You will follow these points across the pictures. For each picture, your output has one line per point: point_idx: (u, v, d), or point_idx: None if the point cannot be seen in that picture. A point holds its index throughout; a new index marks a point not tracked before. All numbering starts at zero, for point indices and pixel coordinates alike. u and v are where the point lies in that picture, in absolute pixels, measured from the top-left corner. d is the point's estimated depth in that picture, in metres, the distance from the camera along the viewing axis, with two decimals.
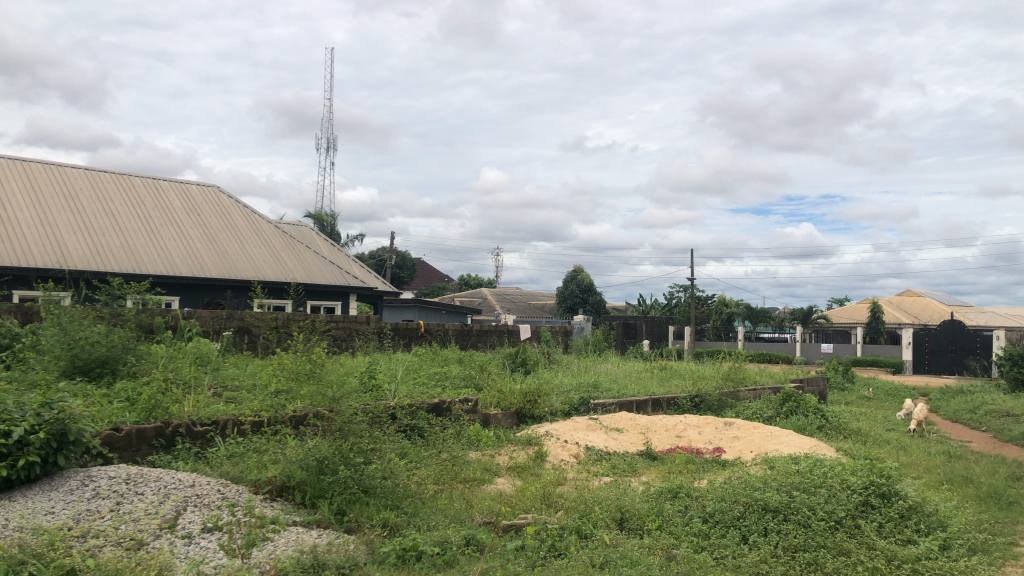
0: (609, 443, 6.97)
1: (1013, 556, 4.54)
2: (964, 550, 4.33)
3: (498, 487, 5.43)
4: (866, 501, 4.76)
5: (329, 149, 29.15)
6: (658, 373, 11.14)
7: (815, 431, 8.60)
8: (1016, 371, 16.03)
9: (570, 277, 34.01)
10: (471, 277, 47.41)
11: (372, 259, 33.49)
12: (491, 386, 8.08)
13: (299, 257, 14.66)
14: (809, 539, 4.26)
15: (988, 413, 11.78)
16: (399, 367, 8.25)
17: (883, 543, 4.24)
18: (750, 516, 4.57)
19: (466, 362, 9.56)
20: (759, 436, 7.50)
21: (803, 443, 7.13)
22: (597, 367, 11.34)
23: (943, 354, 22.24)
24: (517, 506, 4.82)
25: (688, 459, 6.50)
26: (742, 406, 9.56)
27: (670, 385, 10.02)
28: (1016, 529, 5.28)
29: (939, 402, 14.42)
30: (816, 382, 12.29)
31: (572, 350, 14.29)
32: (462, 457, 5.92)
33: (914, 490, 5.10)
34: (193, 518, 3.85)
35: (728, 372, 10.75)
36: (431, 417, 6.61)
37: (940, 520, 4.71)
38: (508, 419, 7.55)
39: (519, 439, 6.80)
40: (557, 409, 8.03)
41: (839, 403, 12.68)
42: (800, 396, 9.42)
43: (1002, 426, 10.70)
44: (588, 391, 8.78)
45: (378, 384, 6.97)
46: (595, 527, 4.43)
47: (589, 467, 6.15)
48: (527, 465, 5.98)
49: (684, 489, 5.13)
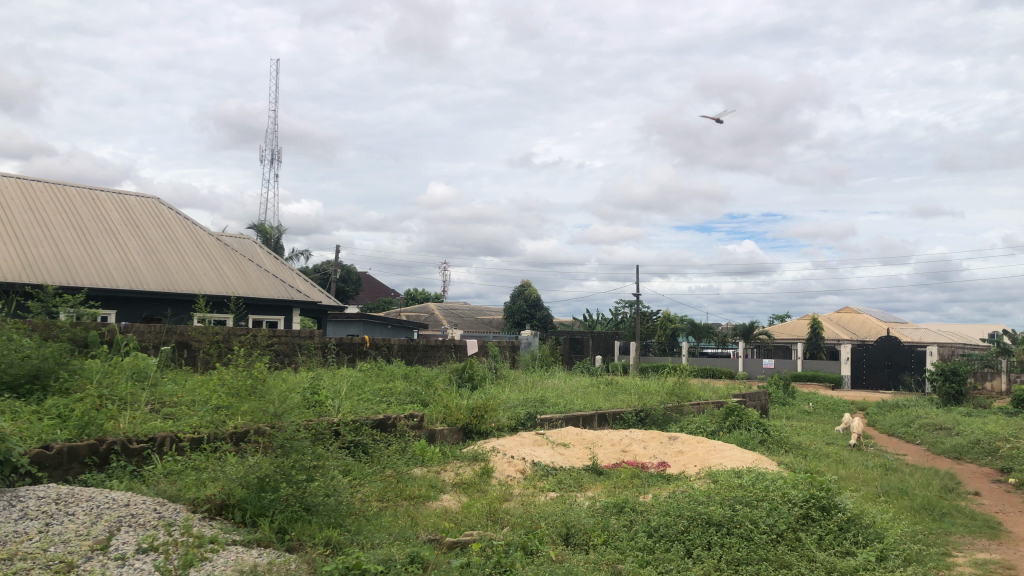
0: (555, 458, 6.98)
1: (946, 566, 4.66)
2: (900, 561, 4.44)
3: (444, 504, 5.39)
4: (806, 513, 4.85)
5: (273, 162, 28.98)
6: (604, 388, 11.21)
7: (756, 445, 8.74)
8: (949, 387, 16.53)
9: (517, 292, 34.11)
10: (419, 293, 47.21)
11: (318, 272, 33.15)
12: (437, 401, 8.02)
13: (241, 271, 14.41)
14: (751, 552, 4.31)
15: (922, 427, 12.13)
16: (344, 382, 8.14)
17: (823, 555, 4.32)
18: (694, 530, 4.61)
19: (412, 377, 9.48)
20: (703, 451, 7.60)
21: (746, 457, 7.23)
22: (544, 382, 11.37)
23: (879, 370, 22.85)
24: (462, 523, 4.79)
25: (633, 474, 6.54)
26: (686, 420, 9.68)
27: (616, 400, 10.09)
28: (949, 539, 5.44)
29: (876, 416, 14.81)
30: (757, 397, 12.52)
31: (520, 365, 14.29)
32: (407, 474, 5.86)
33: (852, 502, 5.22)
34: (127, 539, 3.72)
35: (673, 387, 10.88)
36: (375, 433, 6.53)
37: (877, 531, 4.82)
38: (454, 435, 7.51)
39: (465, 455, 6.77)
40: (503, 424, 8.01)
41: (780, 417, 12.92)
42: (742, 410, 9.58)
43: (935, 439, 11.02)
44: (535, 406, 8.78)
45: (322, 400, 6.87)
46: (540, 543, 4.42)
47: (535, 482, 6.15)
48: (474, 482, 5.94)
49: (630, 503, 5.16)
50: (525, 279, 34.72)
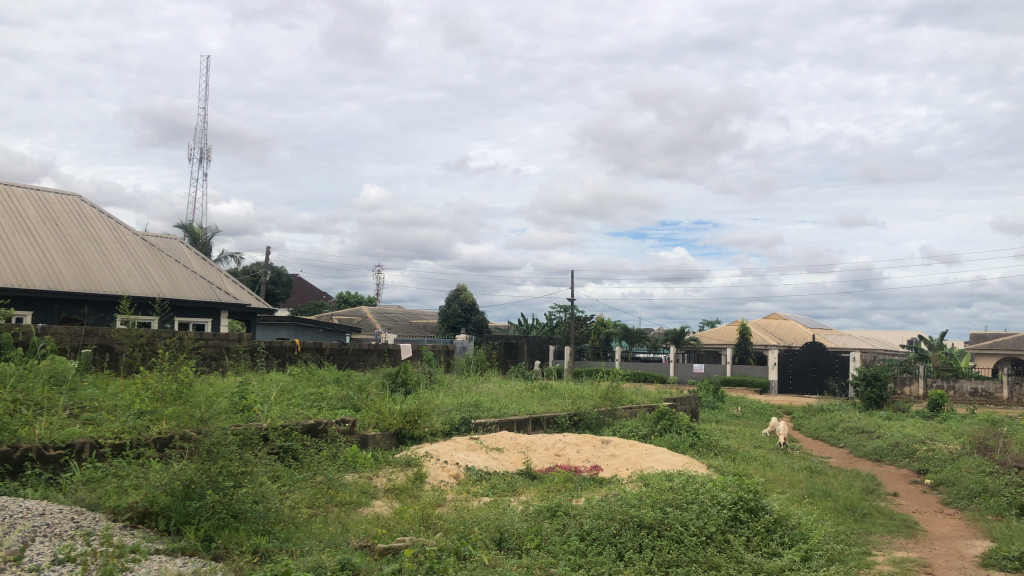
0: (489, 463, 6.98)
1: (866, 564, 4.83)
2: (823, 561, 4.57)
3: (376, 510, 5.32)
4: (735, 515, 4.95)
5: (202, 161, 28.37)
6: (539, 392, 11.26)
7: (687, 449, 8.90)
8: (871, 391, 17.09)
9: (452, 296, 34.03)
10: (351, 295, 46.71)
11: (247, 274, 32.46)
12: (370, 406, 7.93)
13: (167, 271, 14.01)
14: (681, 554, 4.38)
15: (845, 430, 12.53)
16: (274, 387, 7.98)
17: (750, 556, 4.42)
18: (626, 533, 4.66)
19: (344, 382, 9.37)
20: (636, 454, 7.69)
21: (677, 460, 7.35)
22: (478, 387, 11.35)
23: (805, 374, 23.49)
24: (394, 529, 4.74)
25: (566, 478, 6.57)
26: (619, 424, 9.78)
27: (549, 404, 10.16)
28: (869, 538, 5.63)
29: (802, 419, 15.24)
30: (688, 401, 12.75)
31: (454, 369, 14.26)
32: (339, 480, 5.77)
33: (778, 504, 5.36)
34: (42, 550, 3.57)
35: (606, 391, 11.00)
36: (306, 438, 6.42)
37: (802, 532, 4.96)
38: (387, 440, 7.43)
39: (397, 460, 6.70)
40: (437, 429, 7.96)
41: (709, 420, 13.19)
42: (673, 414, 9.74)
43: (858, 442, 11.38)
44: (470, 411, 8.75)
45: (249, 405, 6.71)
46: (473, 548, 4.41)
47: (469, 487, 6.13)
48: (407, 487, 5.89)
49: (563, 507, 5.19)
50: (460, 283, 34.64)
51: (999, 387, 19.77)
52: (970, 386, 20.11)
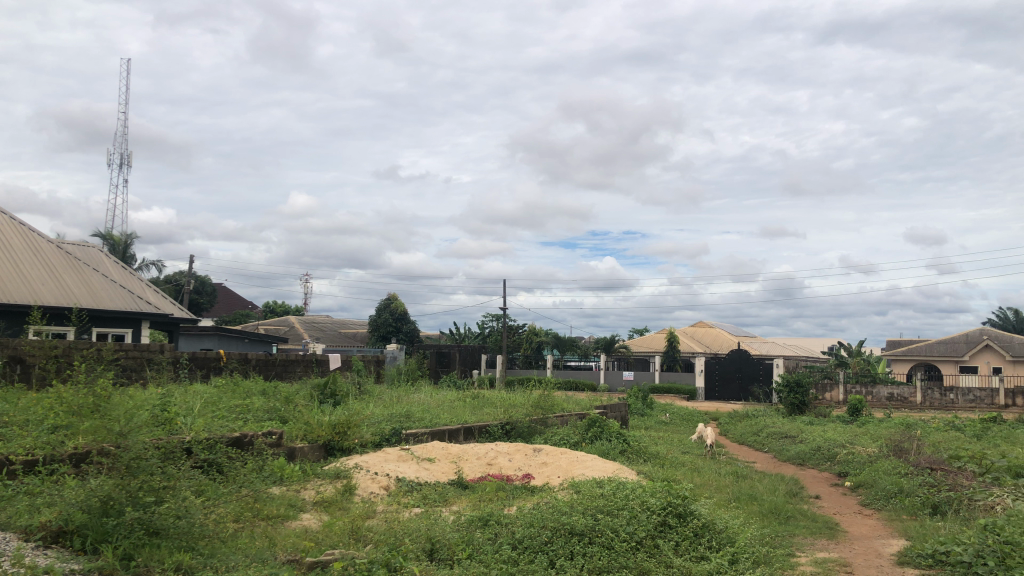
0: (420, 473, 6.92)
1: (790, 565, 4.95)
2: (749, 563, 4.68)
3: (304, 523, 5.22)
4: (664, 521, 5.04)
5: (122, 165, 27.55)
6: (471, 401, 11.24)
7: (617, 455, 9.00)
8: (794, 397, 17.58)
9: (382, 305, 33.72)
10: (278, 304, 45.82)
11: (170, 283, 31.52)
12: (298, 418, 7.78)
13: (83, 281, 13.53)
14: (612, 560, 4.43)
15: (770, 435, 12.86)
16: (196, 399, 7.76)
17: (679, 561, 4.49)
18: (557, 540, 4.68)
19: (270, 393, 9.16)
20: (567, 462, 7.75)
21: (607, 467, 7.44)
22: (409, 396, 11.25)
23: (731, 382, 24.03)
24: (323, 542, 4.65)
25: (498, 486, 6.57)
26: (550, 432, 9.83)
27: (481, 413, 10.14)
28: (792, 540, 5.78)
29: (729, 425, 15.58)
30: (618, 408, 12.90)
31: (385, 379, 14.12)
32: (265, 494, 5.62)
33: (706, 508, 5.46)
34: None
35: (538, 399, 11.06)
36: (230, 451, 6.27)
37: (729, 536, 5.07)
38: (316, 452, 7.29)
39: (326, 472, 6.58)
40: (367, 440, 7.85)
41: (639, 427, 13.36)
42: (603, 421, 9.86)
43: (782, 446, 11.70)
44: (401, 421, 8.68)
45: (171, 417, 6.51)
46: (404, 560, 4.35)
47: (400, 498, 6.07)
48: (336, 499, 5.80)
49: (494, 516, 5.19)
50: (391, 292, 34.35)
51: (913, 392, 20.60)
52: (887, 391, 20.89)
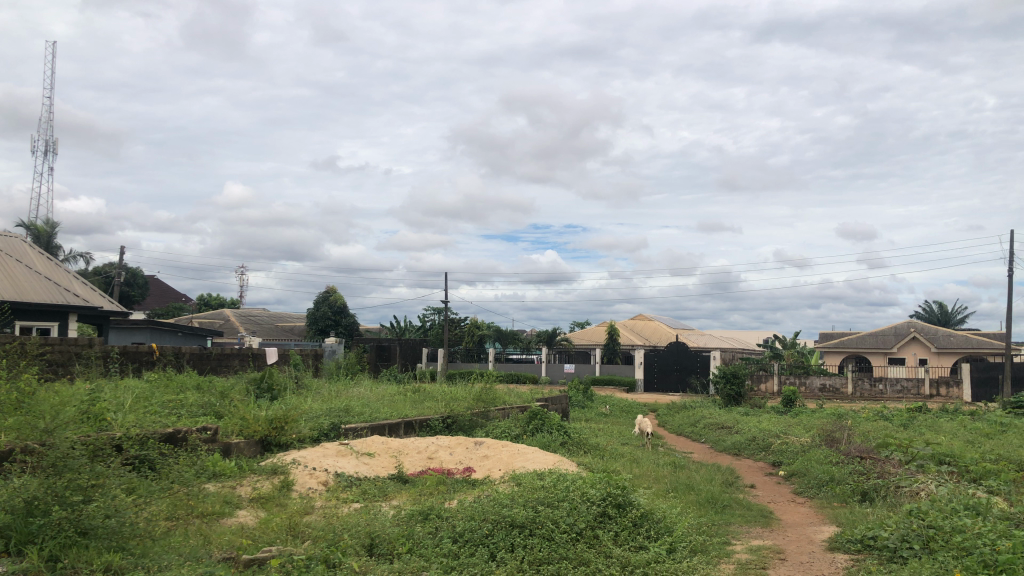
0: (359, 468, 6.85)
1: (726, 554, 5.05)
2: (687, 552, 4.76)
3: (240, 520, 5.13)
4: (604, 511, 5.10)
5: (47, 150, 26.58)
6: (412, 395, 11.18)
7: (558, 447, 9.07)
8: (730, 388, 17.95)
9: (320, 298, 33.29)
10: (213, 297, 44.85)
11: (98, 275, 30.57)
12: (233, 413, 7.62)
13: (6, 272, 13.02)
14: (552, 552, 4.45)
15: (707, 426, 13.11)
16: (127, 394, 7.55)
17: (618, 551, 4.55)
18: (498, 533, 4.69)
19: (205, 388, 8.97)
20: (508, 454, 7.77)
21: (548, 459, 7.48)
22: (349, 391, 11.13)
23: (669, 374, 24.41)
24: (260, 539, 4.58)
25: (439, 480, 6.55)
26: (491, 425, 9.84)
27: (422, 407, 10.09)
28: (729, 529, 5.91)
29: (667, 417, 15.84)
30: (559, 401, 13.00)
31: (324, 373, 13.94)
32: (199, 491, 5.49)
33: (645, 499, 5.54)
34: None
35: (479, 393, 11.06)
36: (163, 447, 6.12)
37: (666, 525, 5.15)
38: (252, 448, 7.15)
39: (263, 468, 6.47)
40: (305, 435, 7.73)
41: (580, 419, 13.48)
42: (544, 414, 9.91)
43: (718, 437, 11.94)
44: (339, 416, 8.57)
45: (101, 413, 6.32)
46: (343, 555, 4.31)
47: (338, 494, 6.00)
48: (273, 495, 5.71)
49: (435, 510, 5.17)
50: (330, 285, 33.93)
51: (844, 383, 21.23)
52: (819, 381, 21.49)
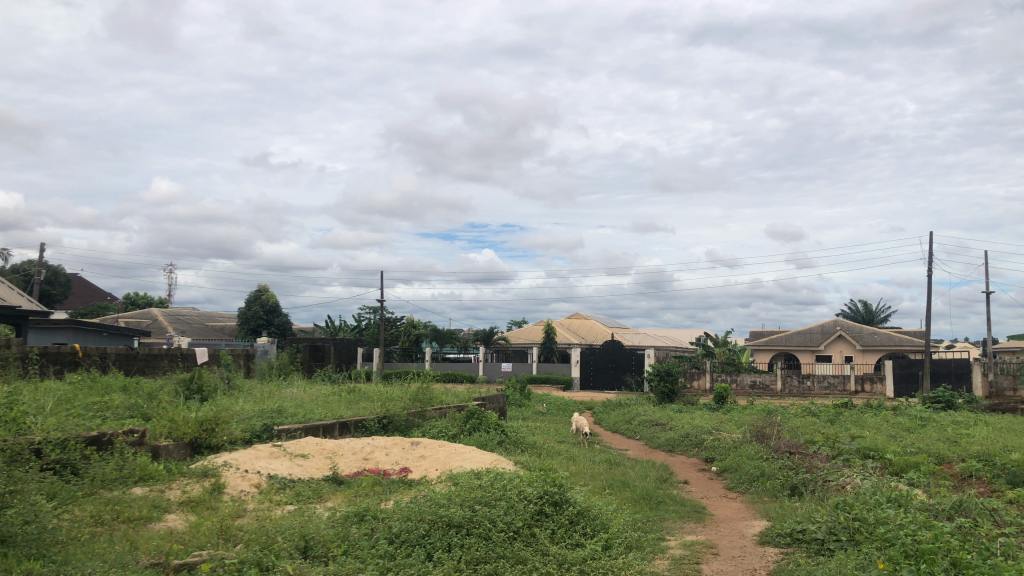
0: (293, 470, 6.74)
1: (661, 549, 5.13)
2: (622, 548, 4.83)
3: (169, 525, 4.98)
4: (540, 509, 5.13)
5: None
6: (347, 396, 11.05)
7: (495, 446, 9.09)
8: (663, 386, 18.24)
9: (252, 296, 32.65)
10: (140, 296, 43.60)
11: (17, 273, 29.39)
12: (162, 415, 7.43)
13: None
14: (489, 551, 4.46)
15: (641, 423, 13.30)
16: (48, 397, 7.26)
17: (555, 549, 4.58)
18: (435, 533, 4.67)
19: (132, 390, 8.70)
20: (445, 454, 7.74)
21: (485, 458, 7.49)
22: (282, 391, 10.93)
23: (605, 371, 24.67)
24: (190, 543, 4.45)
25: (375, 481, 6.49)
26: (428, 425, 9.78)
27: (357, 408, 9.98)
28: (663, 525, 6.00)
29: (603, 414, 16.01)
30: (497, 400, 13.01)
31: (255, 374, 13.66)
32: (125, 495, 5.32)
33: (581, 496, 5.60)
34: None
35: (416, 393, 11.00)
36: (87, 452, 5.91)
37: (602, 522, 5.22)
38: (181, 451, 6.95)
39: (192, 471, 6.31)
40: (237, 437, 7.56)
41: (517, 418, 13.50)
42: (481, 413, 9.91)
43: (652, 434, 12.13)
44: (272, 417, 8.42)
45: (19, 416, 6.08)
46: (277, 558, 4.23)
47: (271, 496, 5.89)
48: (203, 499, 5.57)
49: (371, 511, 5.12)
50: (262, 284, 33.29)
51: (774, 379, 21.78)
52: (750, 378, 22.00)
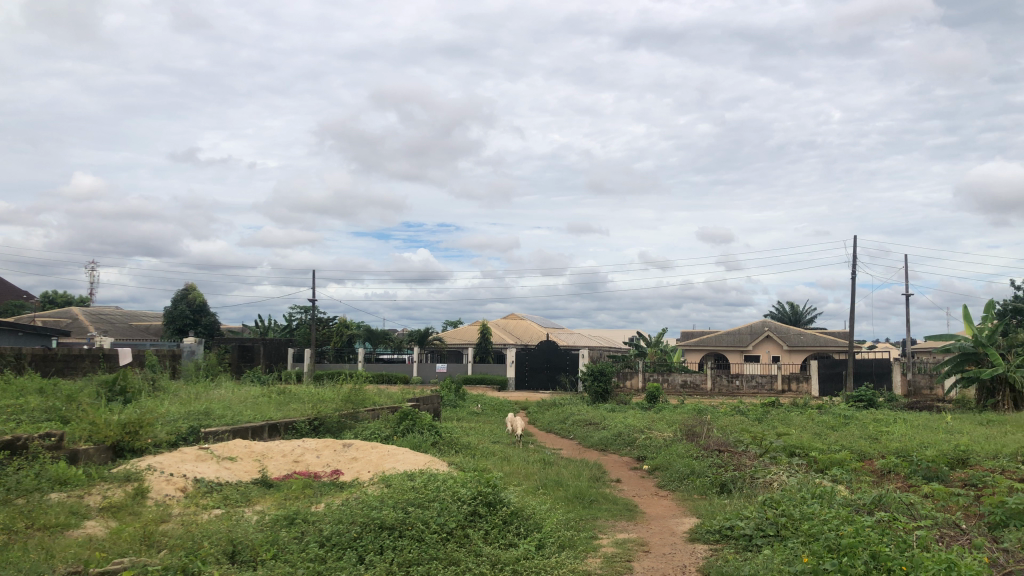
0: (220, 473, 6.58)
1: (593, 548, 5.18)
2: (555, 547, 4.86)
3: (88, 532, 4.80)
4: (474, 510, 5.12)
5: None
6: (276, 397, 10.86)
7: (429, 447, 9.05)
8: (597, 386, 18.42)
9: (179, 295, 31.78)
10: (59, 295, 42.04)
11: None
12: (82, 418, 7.17)
13: None
14: (422, 553, 4.43)
15: (575, 423, 13.40)
16: None
17: (488, 549, 4.58)
18: (367, 535, 4.62)
19: (49, 392, 8.38)
20: (377, 456, 7.67)
21: (418, 459, 7.45)
22: (209, 393, 10.67)
23: (540, 372, 24.79)
24: (110, 550, 4.31)
25: (305, 484, 6.38)
26: (360, 426, 9.67)
27: (288, 410, 9.80)
28: (595, 523, 6.06)
29: (537, 414, 16.09)
30: (430, 401, 12.94)
31: (181, 375, 13.32)
32: (41, 502, 5.11)
33: (515, 496, 5.61)
34: None
35: (348, 394, 10.89)
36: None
37: (535, 522, 5.24)
38: (101, 454, 6.72)
39: (113, 475, 6.10)
40: (161, 440, 7.34)
41: (451, 419, 13.44)
42: (415, 414, 9.85)
43: (585, 434, 12.24)
44: (199, 419, 8.21)
45: None
46: (203, 564, 4.13)
47: (197, 500, 5.74)
48: (125, 504, 5.39)
49: (301, 514, 5.04)
50: (188, 283, 32.44)
51: (704, 379, 22.21)
52: (681, 378, 22.41)
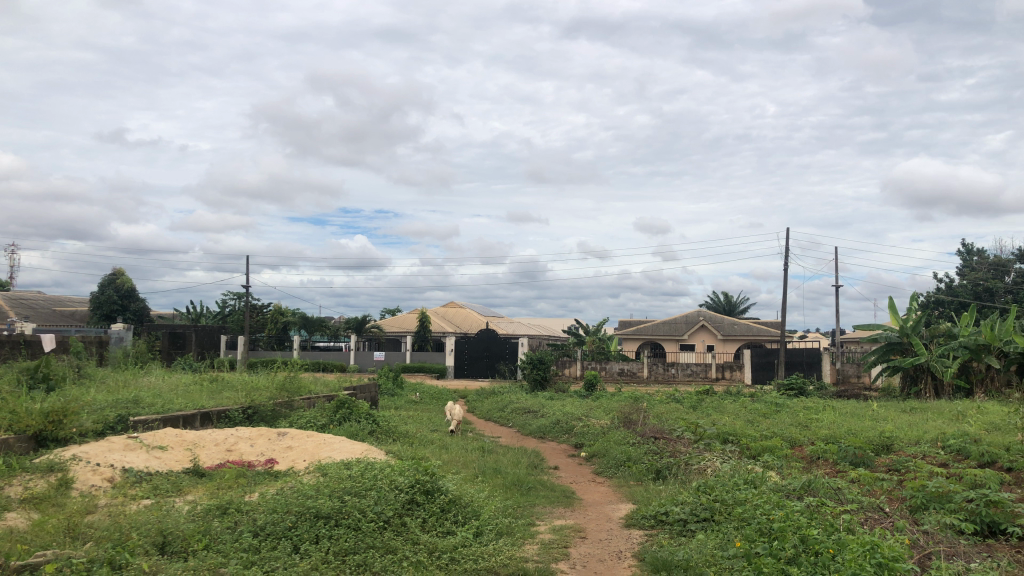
0: (150, 463, 6.42)
1: (530, 534, 5.21)
2: (493, 534, 4.89)
3: (9, 524, 4.63)
4: (411, 498, 5.11)
5: None
6: (208, 385, 10.63)
7: (366, 436, 8.97)
8: (536, 373, 18.52)
9: (106, 280, 30.79)
10: None
11: None
12: (2, 406, 6.90)
13: None
14: (359, 542, 4.40)
15: (514, 411, 13.46)
16: None
17: (425, 537, 4.58)
18: (302, 525, 4.57)
19: None
20: (313, 445, 7.57)
21: (354, 448, 7.39)
22: (138, 381, 10.39)
23: (479, 360, 24.82)
24: (33, 543, 4.16)
25: (238, 473, 6.26)
26: (295, 415, 9.53)
27: (220, 398, 9.61)
28: (532, 510, 6.11)
29: (475, 403, 16.09)
30: (368, 389, 12.85)
31: (109, 362, 12.94)
32: None
33: (453, 484, 5.62)
34: None
35: (282, 382, 10.71)
36: None
37: (473, 509, 5.26)
38: (22, 445, 6.48)
39: (35, 466, 5.88)
40: (87, 429, 7.11)
41: (389, 407, 13.37)
42: (352, 403, 9.76)
43: (524, 421, 12.32)
44: (127, 408, 7.99)
45: None
46: (130, 555, 4.02)
47: (126, 490, 5.59)
48: (47, 495, 5.21)
49: (234, 504, 4.95)
50: (116, 267, 31.46)
51: (640, 367, 22.53)
52: (618, 366, 22.68)
